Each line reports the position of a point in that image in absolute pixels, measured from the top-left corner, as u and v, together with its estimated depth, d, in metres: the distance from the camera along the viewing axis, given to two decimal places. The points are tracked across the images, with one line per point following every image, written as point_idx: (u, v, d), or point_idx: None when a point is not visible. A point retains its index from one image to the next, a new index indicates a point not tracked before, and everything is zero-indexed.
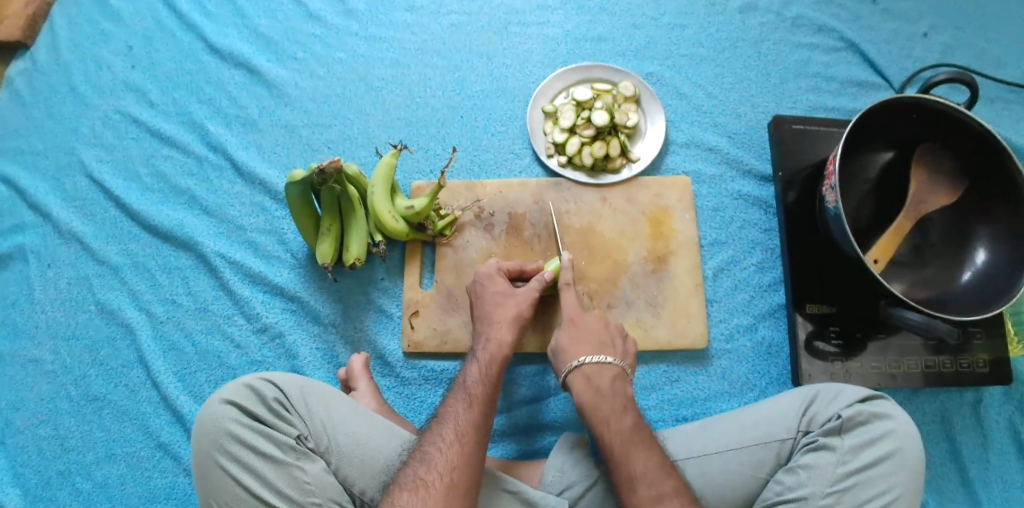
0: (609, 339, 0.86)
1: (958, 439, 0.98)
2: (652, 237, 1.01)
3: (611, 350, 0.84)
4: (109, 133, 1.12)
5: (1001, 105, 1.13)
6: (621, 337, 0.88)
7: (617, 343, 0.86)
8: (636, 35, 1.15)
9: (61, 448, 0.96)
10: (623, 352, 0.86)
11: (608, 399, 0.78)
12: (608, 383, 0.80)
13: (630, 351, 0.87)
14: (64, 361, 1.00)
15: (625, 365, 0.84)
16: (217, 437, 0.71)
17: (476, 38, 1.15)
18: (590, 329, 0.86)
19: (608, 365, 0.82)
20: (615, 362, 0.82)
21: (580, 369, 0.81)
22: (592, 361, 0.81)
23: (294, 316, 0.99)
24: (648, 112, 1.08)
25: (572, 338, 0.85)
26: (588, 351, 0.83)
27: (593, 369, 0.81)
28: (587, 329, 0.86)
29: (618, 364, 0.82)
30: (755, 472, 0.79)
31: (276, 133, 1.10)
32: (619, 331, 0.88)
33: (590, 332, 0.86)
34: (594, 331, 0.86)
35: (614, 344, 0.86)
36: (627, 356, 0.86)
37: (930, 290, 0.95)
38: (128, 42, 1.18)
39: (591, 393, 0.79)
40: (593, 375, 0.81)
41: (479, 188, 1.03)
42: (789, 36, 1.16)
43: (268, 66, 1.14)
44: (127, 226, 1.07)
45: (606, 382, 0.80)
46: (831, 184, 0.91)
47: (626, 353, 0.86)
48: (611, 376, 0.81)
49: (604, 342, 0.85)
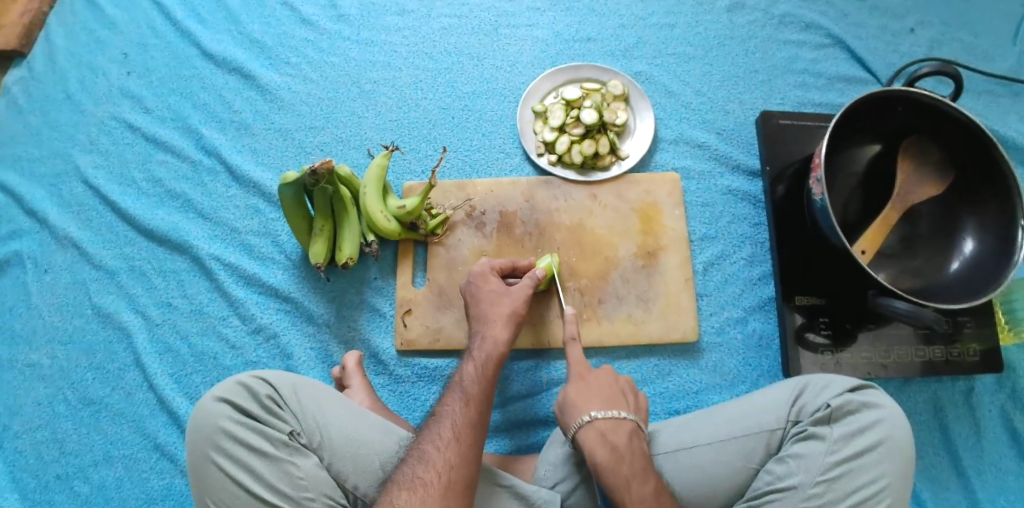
0: (620, 392, 0.81)
1: (951, 428, 0.99)
2: (642, 233, 1.02)
3: (623, 404, 0.79)
4: (105, 140, 1.14)
5: (988, 98, 1.14)
6: (632, 390, 0.83)
7: (629, 398, 0.81)
8: (624, 35, 1.17)
9: (59, 451, 0.97)
10: (635, 407, 0.81)
11: (626, 460, 0.72)
12: (624, 442, 0.75)
13: (641, 405, 0.82)
14: (61, 365, 1.01)
15: (638, 420, 0.79)
16: (210, 434, 0.72)
17: (466, 41, 1.16)
18: (602, 383, 0.81)
19: (622, 422, 0.76)
20: (629, 417, 0.77)
21: (592, 425, 0.76)
22: (605, 417, 0.76)
23: (288, 317, 1.00)
24: (637, 110, 1.09)
25: (581, 392, 0.80)
26: (599, 406, 0.78)
27: (608, 428, 0.75)
28: (597, 384, 0.81)
29: (631, 419, 0.77)
30: (745, 462, 0.79)
31: (270, 136, 1.12)
32: (631, 386, 0.83)
33: (600, 385, 0.81)
34: (605, 385, 0.81)
35: (626, 397, 0.80)
36: (639, 412, 0.81)
37: (918, 280, 0.96)
38: (124, 50, 1.19)
39: (607, 452, 0.73)
40: (608, 433, 0.75)
41: (470, 187, 1.04)
42: (776, 33, 1.17)
43: (262, 71, 1.15)
44: (122, 231, 1.08)
45: (622, 441, 0.74)
46: (817, 176, 0.92)
47: (638, 410, 0.81)
48: (626, 433, 0.76)
49: (616, 395, 0.80)
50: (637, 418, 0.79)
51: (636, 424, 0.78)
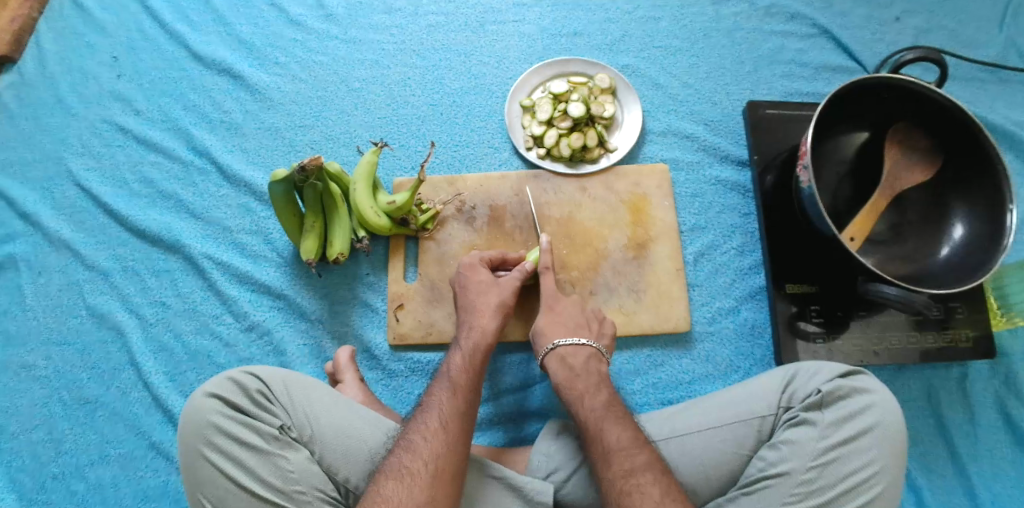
0: (586, 322, 0.90)
1: (945, 414, 0.99)
2: (631, 224, 1.02)
3: (587, 332, 0.88)
4: (97, 142, 1.14)
5: (974, 85, 1.15)
6: (598, 322, 0.91)
7: (593, 326, 0.90)
8: (610, 29, 1.17)
9: (55, 451, 0.97)
10: (598, 333, 0.89)
11: (581, 378, 0.82)
12: (581, 363, 0.84)
13: (606, 332, 0.90)
14: (56, 367, 1.01)
15: (601, 346, 0.87)
16: (201, 430, 0.72)
17: (453, 38, 1.17)
18: (568, 314, 0.90)
19: (582, 347, 0.85)
20: (591, 345, 0.86)
21: (554, 352, 0.86)
22: (568, 344, 0.86)
23: (281, 314, 1.01)
24: (624, 102, 1.10)
25: (550, 322, 0.89)
26: (565, 334, 0.87)
27: (568, 353, 0.85)
28: (566, 316, 0.89)
29: (593, 346, 0.86)
30: (737, 449, 0.79)
31: (260, 136, 1.12)
32: (597, 316, 0.92)
33: (566, 316, 0.89)
34: (571, 315, 0.90)
35: (589, 326, 0.89)
36: (603, 338, 0.89)
37: (909, 266, 0.96)
38: (114, 53, 1.20)
39: (565, 372, 0.83)
40: (568, 357, 0.85)
41: (460, 182, 1.05)
42: (761, 25, 1.18)
43: (251, 71, 1.16)
44: (115, 232, 1.08)
45: (579, 362, 0.84)
46: (804, 164, 0.92)
47: (603, 335, 0.90)
48: (585, 356, 0.85)
49: (581, 325, 0.89)
50: (600, 344, 0.88)
51: (598, 349, 0.87)
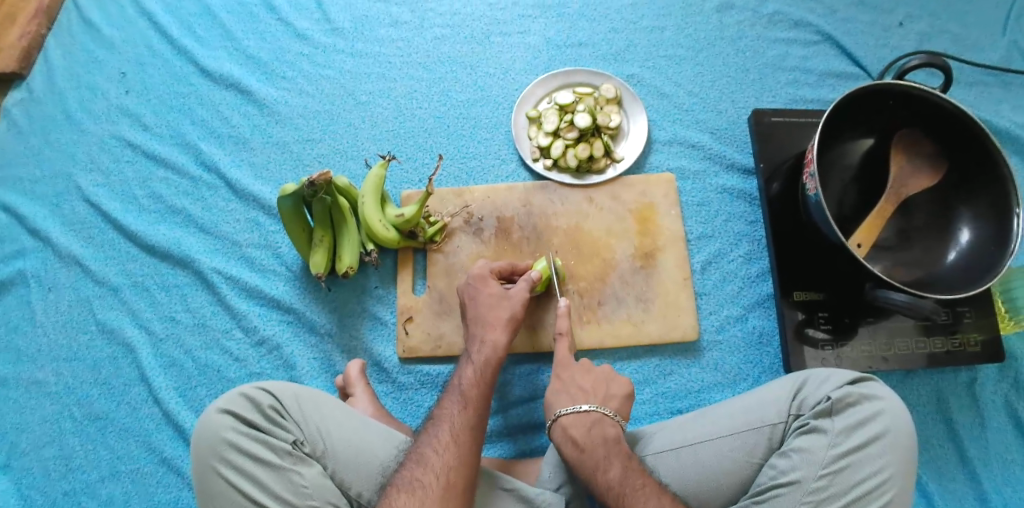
0: (590, 386, 0.83)
1: (955, 420, 0.99)
2: (639, 234, 1.03)
3: (591, 396, 0.82)
4: (106, 158, 1.15)
5: (979, 90, 1.15)
6: (604, 381, 0.84)
7: (600, 389, 0.83)
8: (615, 39, 1.18)
9: (67, 468, 0.97)
10: (605, 396, 0.82)
11: (589, 449, 0.76)
12: (585, 432, 0.78)
13: (614, 393, 0.83)
14: (66, 382, 1.02)
15: (610, 411, 0.81)
16: (215, 446, 0.73)
17: (458, 50, 1.18)
18: (571, 379, 0.85)
19: (583, 415, 0.79)
20: (595, 410, 0.80)
21: (558, 422, 0.80)
22: (569, 412, 0.80)
23: (290, 328, 1.01)
24: (630, 112, 1.10)
25: (556, 389, 0.84)
26: (568, 402, 0.81)
27: (573, 422, 0.79)
28: (571, 380, 0.85)
29: (597, 410, 0.80)
30: (748, 457, 0.79)
31: (267, 150, 1.13)
32: (605, 375, 0.85)
33: (571, 380, 0.85)
34: (574, 379, 0.84)
35: (594, 390, 0.83)
36: (611, 400, 0.82)
37: (916, 272, 0.97)
38: (122, 69, 1.21)
39: (569, 442, 0.78)
40: (571, 426, 0.79)
41: (467, 194, 1.05)
42: (765, 32, 1.18)
43: (259, 86, 1.17)
44: (125, 247, 1.09)
45: (582, 433, 0.78)
46: (810, 172, 0.93)
47: (610, 397, 0.83)
48: (589, 423, 0.78)
49: (584, 390, 0.83)
50: (606, 408, 0.81)
51: (603, 412, 0.80)
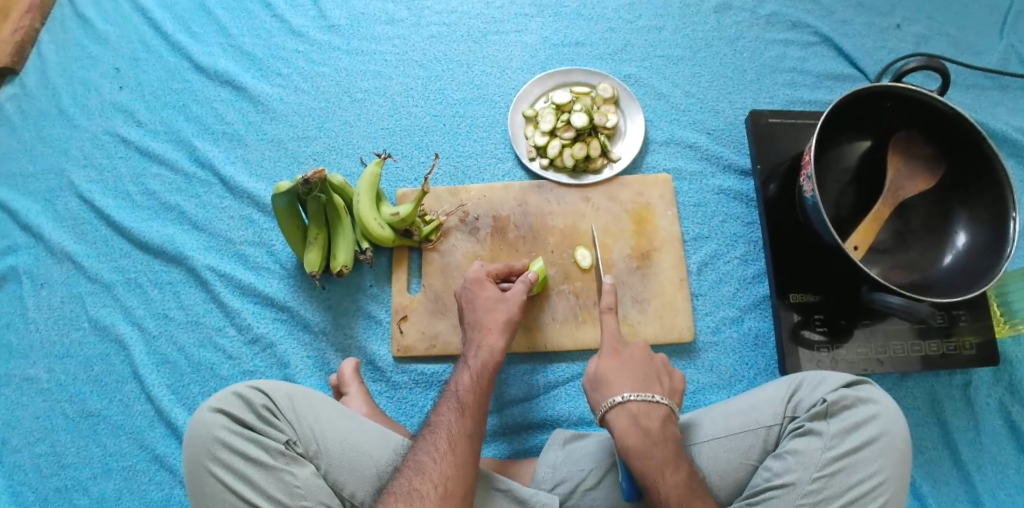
0: (655, 374, 0.80)
1: (950, 422, 0.99)
2: (635, 234, 1.02)
3: (658, 388, 0.79)
4: (99, 154, 1.14)
5: (976, 92, 1.15)
6: (667, 372, 0.81)
7: (664, 379, 0.80)
8: (612, 38, 1.18)
9: (58, 465, 0.97)
10: (670, 389, 0.80)
11: (659, 445, 0.72)
12: (656, 425, 0.74)
13: (675, 387, 0.81)
14: (58, 379, 1.01)
15: (673, 403, 0.78)
16: (207, 446, 0.72)
17: (455, 48, 1.17)
18: (634, 361, 0.80)
19: (655, 406, 0.76)
20: (665, 402, 0.76)
21: (624, 409, 0.75)
22: (639, 401, 0.76)
23: (284, 326, 1.01)
24: (627, 112, 1.10)
25: (613, 369, 0.79)
26: (632, 389, 0.77)
27: (643, 411, 0.75)
28: (631, 363, 0.80)
29: (667, 403, 0.77)
30: (743, 460, 0.79)
31: (262, 147, 1.12)
32: (666, 367, 0.82)
33: (632, 365, 0.80)
34: (637, 364, 0.80)
35: (660, 380, 0.80)
36: (674, 395, 0.80)
37: (912, 275, 0.96)
38: (116, 64, 1.20)
39: (632, 429, 0.74)
40: (640, 417, 0.75)
41: (463, 192, 1.05)
42: (763, 33, 1.18)
43: (254, 82, 1.16)
44: (118, 244, 1.08)
45: (654, 427, 0.74)
46: (807, 174, 0.93)
47: (673, 391, 0.80)
48: (660, 416, 0.75)
49: (649, 377, 0.79)
50: (672, 401, 0.78)
51: (670, 407, 0.77)
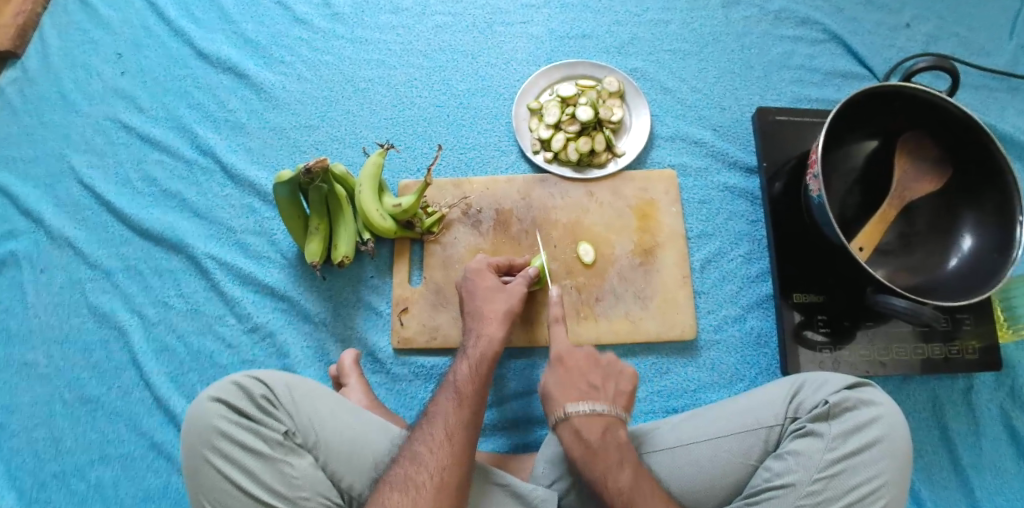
0: (600, 383, 0.80)
1: (950, 425, 0.98)
2: (638, 230, 1.02)
3: (602, 396, 0.79)
4: (100, 139, 1.13)
5: (985, 94, 1.13)
6: (613, 378, 0.81)
7: (608, 385, 0.80)
8: (619, 32, 1.16)
9: (56, 451, 0.96)
10: (615, 393, 0.80)
11: (602, 455, 0.73)
12: (597, 435, 0.75)
13: (622, 390, 0.81)
14: (57, 365, 1.01)
15: (618, 409, 0.79)
16: (205, 434, 0.72)
17: (460, 38, 1.16)
18: (579, 368, 0.82)
19: (598, 416, 0.76)
20: (606, 412, 0.77)
21: (568, 421, 0.77)
22: (581, 413, 0.76)
23: (284, 316, 1.00)
24: (632, 106, 1.09)
25: (560, 384, 0.80)
26: (578, 399, 0.78)
27: (589, 419, 0.76)
28: (577, 374, 0.81)
29: (611, 412, 0.77)
30: (743, 460, 0.78)
31: (264, 135, 1.11)
32: (613, 371, 0.82)
33: (578, 374, 0.81)
34: (582, 375, 0.81)
35: (606, 387, 0.80)
36: (620, 397, 0.80)
37: (916, 277, 0.96)
38: (118, 50, 1.19)
39: (581, 448, 0.75)
40: (583, 430, 0.76)
41: (466, 185, 1.04)
42: (771, 29, 1.17)
43: (257, 70, 1.15)
44: (118, 231, 1.07)
45: (595, 437, 0.75)
46: (814, 173, 0.92)
47: (620, 394, 0.80)
48: (601, 425, 0.76)
49: (594, 387, 0.80)
50: (617, 408, 0.78)
51: (617, 414, 0.78)
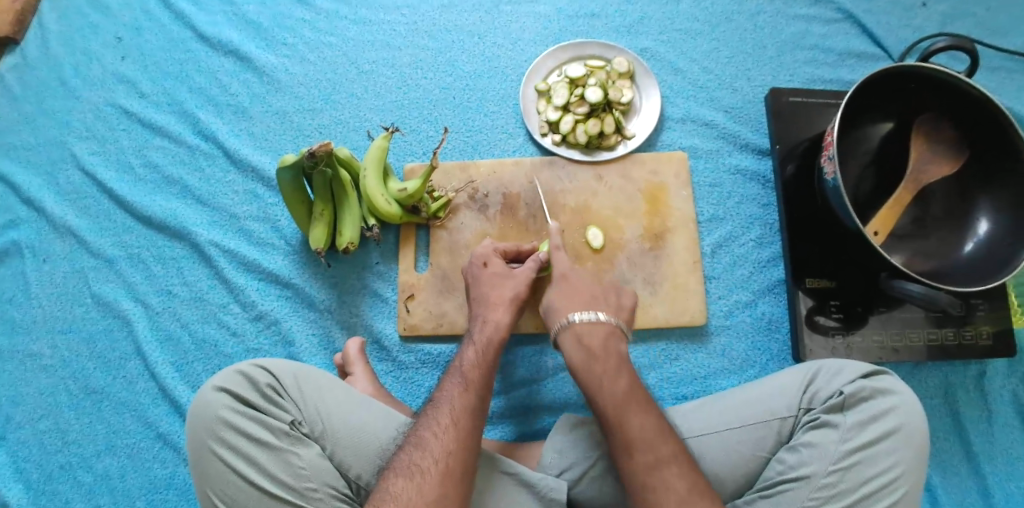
0: (602, 295, 0.83)
1: (962, 412, 0.97)
2: (648, 214, 1.00)
3: (604, 306, 0.82)
4: (101, 126, 1.11)
5: (1004, 75, 1.10)
6: (614, 294, 0.84)
7: (611, 298, 0.83)
8: (629, 11, 1.13)
9: (62, 441, 0.96)
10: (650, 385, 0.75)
11: (600, 360, 0.76)
12: (600, 341, 0.78)
13: (624, 305, 0.84)
14: (62, 355, 1.00)
15: (665, 417, 0.72)
16: (210, 424, 0.71)
17: (466, 18, 1.13)
18: (601, 345, 0.78)
19: (620, 379, 0.74)
20: (609, 320, 0.80)
21: (624, 429, 0.69)
22: (584, 320, 0.79)
23: (289, 303, 0.99)
24: (642, 88, 1.07)
25: (564, 298, 0.82)
26: (580, 309, 0.81)
27: (621, 406, 0.71)
28: (580, 286, 0.83)
29: (612, 322, 0.80)
30: (755, 451, 0.77)
31: (267, 119, 1.09)
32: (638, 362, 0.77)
33: (582, 287, 0.83)
34: (587, 286, 0.84)
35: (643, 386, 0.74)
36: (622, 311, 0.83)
37: (931, 262, 0.94)
38: (118, 34, 1.16)
39: (583, 354, 0.77)
40: (584, 334, 0.78)
41: (473, 168, 1.02)
42: (785, 8, 1.14)
43: (258, 53, 1.12)
44: (120, 218, 1.06)
45: (597, 342, 0.78)
46: (829, 155, 0.89)
47: (621, 359, 0.77)
48: (604, 332, 0.79)
49: (596, 298, 0.83)
50: (665, 417, 0.72)
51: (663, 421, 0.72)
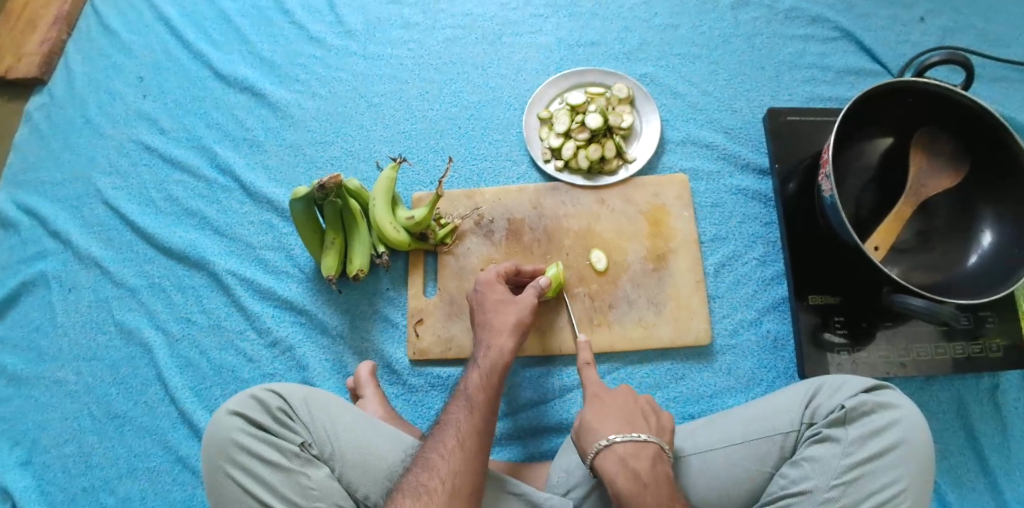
0: (639, 413, 0.76)
1: (976, 427, 0.96)
2: (650, 236, 1.02)
3: (643, 426, 0.74)
4: (124, 161, 1.17)
5: (1006, 86, 1.11)
6: None
7: (651, 419, 0.76)
8: (628, 38, 1.17)
9: (86, 464, 0.99)
10: (658, 428, 0.75)
11: (651, 490, 0.68)
12: (647, 467, 0.70)
13: (664, 425, 0.76)
14: (86, 381, 1.04)
15: (663, 442, 0.74)
16: (225, 448, 0.74)
17: (470, 51, 1.17)
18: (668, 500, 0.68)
19: (644, 445, 0.72)
20: (651, 440, 0.73)
21: (610, 450, 0.72)
22: (624, 440, 0.72)
23: (303, 329, 1.02)
24: (642, 112, 1.09)
25: (598, 416, 0.76)
26: (616, 429, 0.74)
27: None
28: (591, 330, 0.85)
29: (654, 441, 0.73)
30: (758, 466, 0.78)
31: (281, 152, 1.14)
32: (653, 406, 0.78)
33: (617, 405, 0.77)
34: (620, 406, 0.77)
35: (646, 418, 0.76)
36: (663, 433, 0.76)
37: (936, 275, 0.94)
38: (140, 73, 1.22)
39: (632, 482, 0.69)
40: (629, 459, 0.71)
41: (478, 196, 1.05)
42: (781, 29, 1.16)
43: (272, 88, 1.17)
44: (142, 249, 1.10)
45: (643, 466, 0.70)
46: (826, 173, 0.91)
47: (662, 430, 0.76)
48: (650, 458, 0.71)
49: (634, 416, 0.76)
50: (660, 440, 0.74)
51: (659, 446, 0.73)
